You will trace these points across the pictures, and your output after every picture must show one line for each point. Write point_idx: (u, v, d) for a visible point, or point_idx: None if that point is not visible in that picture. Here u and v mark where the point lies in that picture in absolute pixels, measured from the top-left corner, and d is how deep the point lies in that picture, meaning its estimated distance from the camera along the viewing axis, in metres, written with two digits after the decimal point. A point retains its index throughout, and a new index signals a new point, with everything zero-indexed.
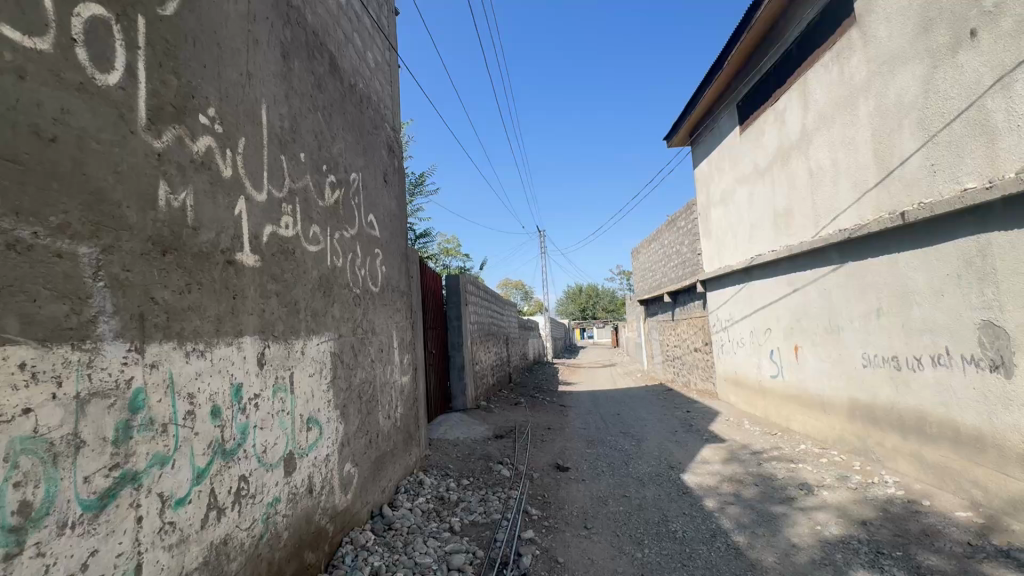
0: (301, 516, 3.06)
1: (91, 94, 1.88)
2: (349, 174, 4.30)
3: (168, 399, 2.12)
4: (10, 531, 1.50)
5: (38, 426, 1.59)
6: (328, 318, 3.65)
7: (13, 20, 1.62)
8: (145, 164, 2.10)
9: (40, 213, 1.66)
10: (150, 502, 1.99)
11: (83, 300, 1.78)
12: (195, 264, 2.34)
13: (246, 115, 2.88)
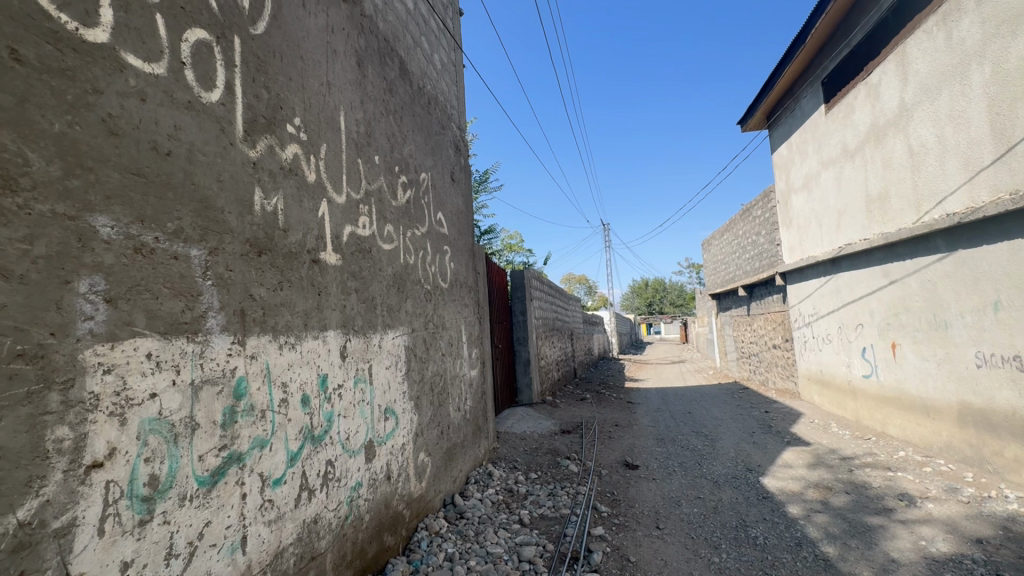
0: (380, 501, 3.23)
1: (197, 111, 2.08)
2: (419, 174, 4.45)
3: (265, 387, 2.31)
4: (143, 499, 1.70)
5: (162, 409, 1.79)
6: (402, 313, 3.81)
7: (135, 49, 1.83)
8: (242, 173, 2.30)
9: (160, 220, 1.86)
10: (252, 481, 2.18)
11: (195, 297, 1.97)
12: (285, 263, 2.52)
13: (327, 122, 3.06)
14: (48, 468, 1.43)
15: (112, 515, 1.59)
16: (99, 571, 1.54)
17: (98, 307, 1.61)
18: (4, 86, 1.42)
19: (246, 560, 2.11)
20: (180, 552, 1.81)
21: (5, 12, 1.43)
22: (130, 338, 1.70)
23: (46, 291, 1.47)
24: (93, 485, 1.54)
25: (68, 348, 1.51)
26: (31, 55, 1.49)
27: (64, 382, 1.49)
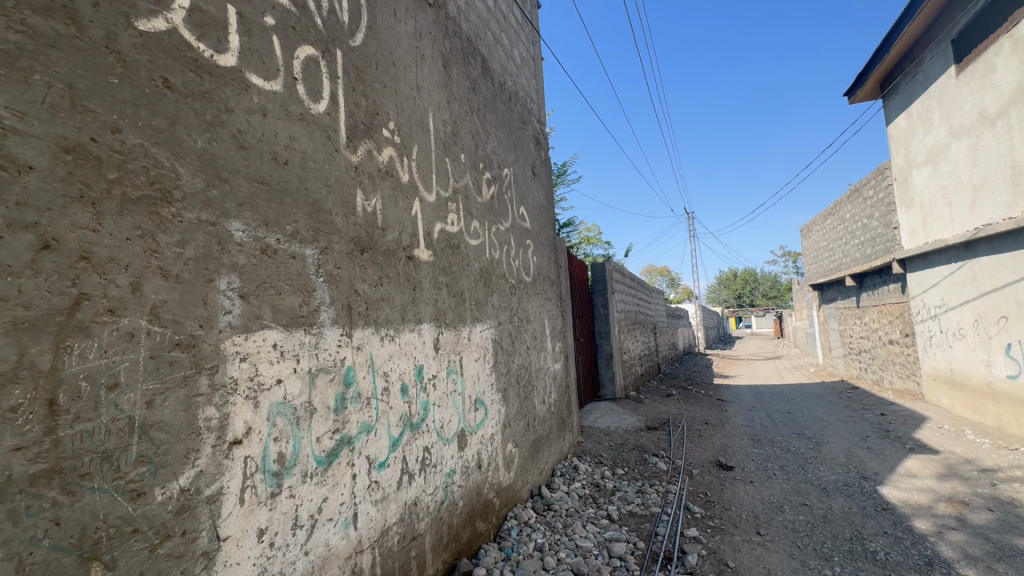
0: (472, 488, 3.34)
1: (307, 122, 2.26)
2: (502, 170, 4.52)
3: (370, 376, 2.47)
4: (273, 474, 1.90)
5: (286, 394, 1.99)
6: (489, 307, 3.90)
7: (257, 69, 2.02)
8: (346, 177, 2.46)
9: (280, 223, 2.05)
10: (361, 462, 2.35)
11: (309, 293, 2.16)
12: (384, 260, 2.68)
13: (417, 124, 3.19)
14: (201, 442, 1.64)
15: (249, 486, 1.79)
16: (241, 535, 1.75)
17: (234, 302, 1.81)
18: (159, 112, 1.63)
19: (357, 536, 2.28)
20: (303, 524, 2.00)
21: (158, 46, 1.64)
22: (260, 330, 1.90)
23: (195, 288, 1.67)
24: (234, 459, 1.74)
25: (212, 338, 1.71)
26: (178, 82, 1.70)
27: (210, 368, 1.69)
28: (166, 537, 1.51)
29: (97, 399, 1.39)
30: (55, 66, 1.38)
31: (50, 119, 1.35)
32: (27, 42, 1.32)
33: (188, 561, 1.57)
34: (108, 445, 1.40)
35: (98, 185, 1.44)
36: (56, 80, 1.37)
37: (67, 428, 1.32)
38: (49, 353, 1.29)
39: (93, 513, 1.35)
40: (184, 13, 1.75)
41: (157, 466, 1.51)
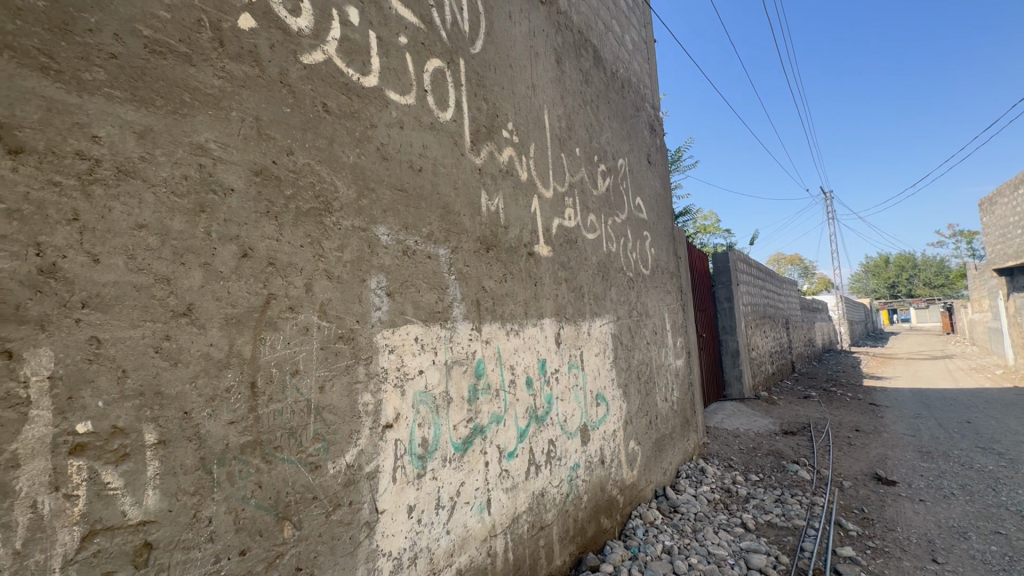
0: (596, 484, 3.32)
1: (437, 130, 2.41)
2: (617, 160, 4.41)
3: (498, 368, 2.57)
4: (418, 457, 2.07)
5: (427, 384, 2.15)
6: (608, 301, 3.83)
7: (394, 86, 2.21)
8: (471, 179, 2.59)
9: (418, 226, 2.22)
10: (492, 451, 2.46)
11: (443, 290, 2.31)
12: (507, 257, 2.77)
13: (534, 122, 3.24)
14: (360, 424, 1.84)
15: (400, 466, 1.98)
16: (394, 510, 1.93)
17: (383, 300, 2.00)
18: (320, 133, 1.86)
19: (491, 520, 2.40)
20: (445, 504, 2.15)
21: (318, 77, 1.87)
22: (404, 324, 2.08)
23: (353, 288, 1.89)
24: (387, 441, 1.93)
25: (367, 332, 1.91)
26: (334, 105, 1.93)
27: (366, 358, 1.90)
28: (337, 506, 1.73)
29: (284, 383, 1.62)
30: (246, 102, 1.63)
31: (244, 147, 1.61)
32: (226, 85, 1.59)
33: (354, 528, 1.77)
34: (293, 423, 1.63)
35: (279, 200, 1.68)
36: (248, 114, 1.63)
37: (264, 407, 1.56)
38: (251, 344, 1.54)
39: (284, 480, 1.59)
40: (336, 44, 1.96)
41: (329, 443, 1.73)
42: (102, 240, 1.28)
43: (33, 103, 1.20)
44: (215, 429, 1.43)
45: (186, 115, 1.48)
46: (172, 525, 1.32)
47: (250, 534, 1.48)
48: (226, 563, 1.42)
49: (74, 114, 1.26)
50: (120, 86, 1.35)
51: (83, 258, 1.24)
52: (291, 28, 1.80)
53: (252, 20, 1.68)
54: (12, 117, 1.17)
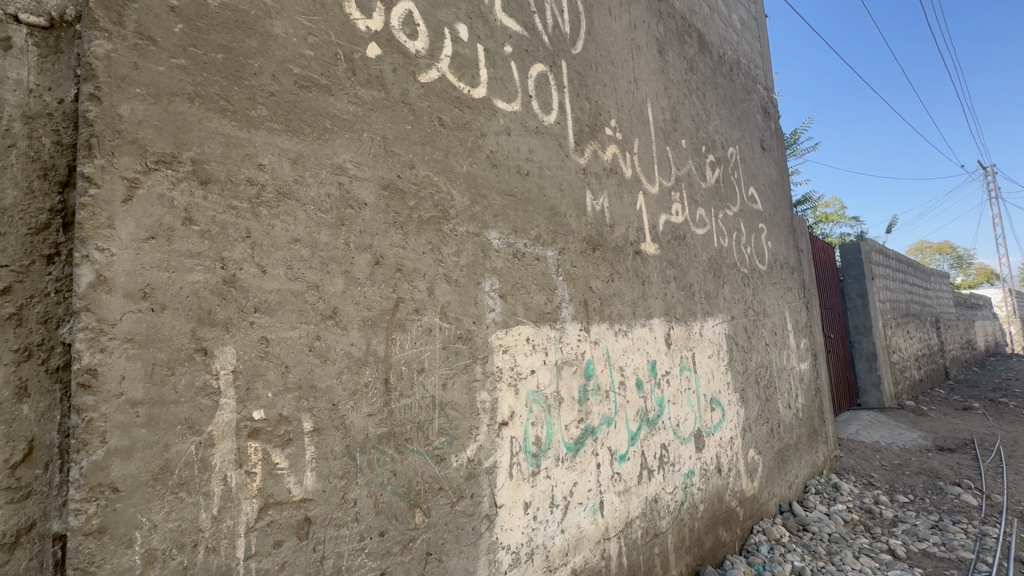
0: (713, 494, 3.14)
1: (542, 134, 2.45)
2: (727, 149, 4.13)
3: (607, 369, 2.54)
4: (533, 455, 2.11)
5: (539, 383, 2.19)
6: (721, 300, 3.60)
7: (501, 95, 2.28)
8: (576, 179, 2.59)
9: (526, 229, 2.27)
10: (604, 453, 2.43)
11: (552, 291, 2.33)
12: (614, 256, 2.72)
13: (637, 116, 3.15)
14: (479, 421, 1.93)
15: (515, 463, 2.03)
16: (512, 505, 1.99)
17: (496, 301, 2.07)
18: (437, 146, 1.98)
19: (605, 523, 2.37)
20: (559, 503, 2.17)
21: (434, 93, 2.00)
22: (516, 325, 2.14)
23: (469, 290, 1.98)
24: (503, 438, 2.00)
25: (482, 332, 2.00)
26: (448, 119, 2.04)
27: (482, 358, 1.98)
28: (460, 497, 1.82)
29: (412, 380, 1.75)
30: (375, 123, 1.79)
31: (375, 164, 1.77)
32: (359, 109, 1.76)
33: (476, 520, 1.86)
34: (421, 417, 1.76)
35: (404, 211, 1.82)
36: (377, 134, 1.79)
37: (396, 401, 1.70)
38: (385, 343, 1.69)
39: (415, 469, 1.71)
40: (449, 60, 2.08)
41: (452, 437, 1.83)
42: (268, 254, 1.48)
43: (215, 141, 1.43)
44: (357, 420, 1.59)
45: (328, 140, 1.66)
46: (326, 504, 1.49)
47: (387, 518, 1.62)
48: (369, 542, 1.57)
49: (245, 147, 1.48)
50: (277, 119, 1.55)
51: (254, 269, 1.45)
52: (410, 51, 1.94)
53: (378, 49, 1.84)
54: (202, 153, 1.40)
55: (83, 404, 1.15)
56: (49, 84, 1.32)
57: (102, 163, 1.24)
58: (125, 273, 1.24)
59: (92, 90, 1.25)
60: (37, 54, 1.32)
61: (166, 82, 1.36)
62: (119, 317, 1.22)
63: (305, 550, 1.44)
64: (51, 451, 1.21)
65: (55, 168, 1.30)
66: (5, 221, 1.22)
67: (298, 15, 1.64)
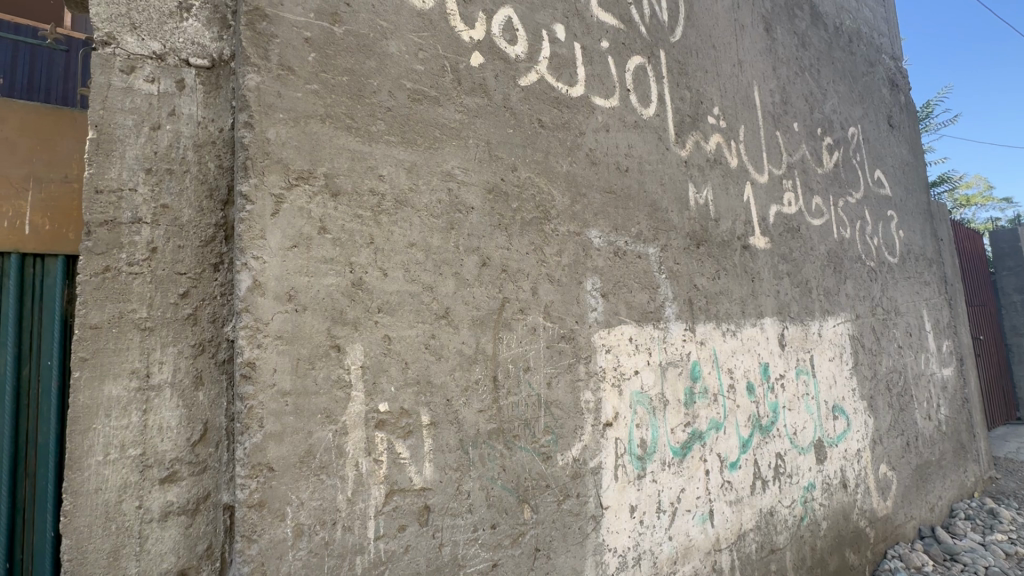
0: (838, 511, 2.84)
1: (641, 128, 2.37)
2: (847, 130, 3.72)
3: (715, 371, 2.41)
4: (638, 458, 2.06)
5: (643, 384, 2.13)
6: (843, 297, 3.25)
7: (599, 91, 2.25)
8: (678, 173, 2.48)
9: (627, 226, 2.22)
10: (713, 460, 2.31)
11: (654, 290, 2.26)
12: (720, 252, 2.57)
13: (743, 101, 2.94)
14: (583, 420, 1.92)
15: (620, 465, 2.00)
16: (618, 508, 1.96)
17: (598, 301, 2.05)
18: (538, 147, 2.00)
19: (715, 533, 2.25)
20: (666, 509, 2.10)
21: (534, 96, 2.02)
22: (618, 325, 2.10)
23: (571, 290, 1.98)
24: (607, 439, 1.97)
25: (585, 332, 1.99)
26: (548, 119, 2.06)
27: (585, 358, 1.97)
28: (567, 496, 1.83)
29: (519, 378, 1.79)
30: (480, 129, 1.86)
31: (480, 169, 1.83)
32: (464, 117, 1.83)
33: (582, 520, 1.86)
34: (527, 414, 1.79)
35: (508, 213, 1.87)
36: (481, 140, 1.86)
37: (504, 398, 1.74)
38: (492, 342, 1.75)
39: (523, 466, 1.75)
40: (547, 61, 2.09)
41: (557, 436, 1.84)
42: (389, 258, 1.60)
43: (343, 156, 1.57)
44: (469, 415, 1.66)
45: (438, 149, 1.75)
46: (443, 494, 1.57)
47: (498, 511, 1.67)
48: (482, 533, 1.63)
49: (368, 160, 1.61)
50: (394, 132, 1.67)
51: (377, 272, 1.57)
52: (510, 56, 1.98)
53: (480, 57, 1.90)
54: (332, 168, 1.54)
55: (246, 393, 1.32)
56: (212, 116, 1.53)
57: (254, 182, 1.41)
58: (274, 278, 1.41)
59: (246, 118, 1.43)
60: (203, 91, 1.53)
61: (303, 106, 1.52)
62: (271, 316, 1.38)
63: (425, 536, 1.53)
64: (220, 432, 1.41)
65: (218, 188, 1.51)
66: (183, 235, 1.44)
67: (410, 34, 1.74)
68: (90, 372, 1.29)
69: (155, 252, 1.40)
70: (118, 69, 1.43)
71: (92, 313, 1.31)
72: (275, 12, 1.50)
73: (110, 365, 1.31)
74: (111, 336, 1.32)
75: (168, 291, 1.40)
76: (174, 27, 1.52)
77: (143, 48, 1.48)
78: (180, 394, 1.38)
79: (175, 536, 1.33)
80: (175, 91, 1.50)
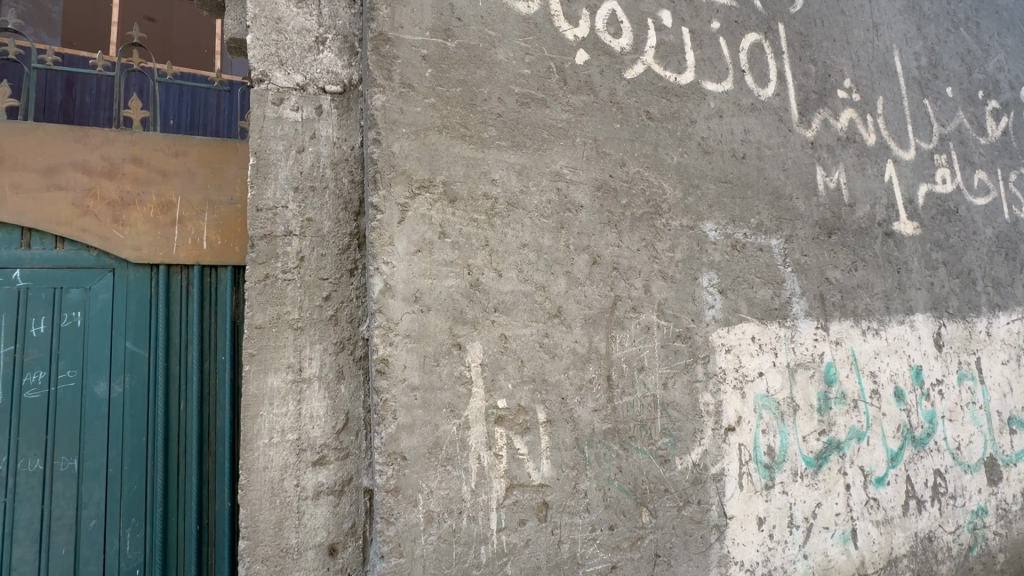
0: (1018, 542, 2.40)
1: (759, 110, 2.19)
2: (1018, 89, 3.11)
3: (854, 374, 2.15)
4: (765, 466, 1.90)
5: (769, 387, 1.97)
6: (1018, 288, 2.73)
7: (710, 75, 2.12)
8: (803, 156, 2.26)
9: (745, 217, 2.07)
10: (855, 473, 2.06)
11: (779, 284, 2.07)
12: (856, 241, 2.29)
13: (880, 69, 2.59)
14: (703, 424, 1.82)
15: (745, 473, 1.86)
16: (744, 519, 1.83)
17: (715, 297, 1.94)
18: (646, 140, 1.94)
19: (859, 555, 2.01)
20: (799, 524, 1.92)
21: (641, 88, 1.96)
22: (739, 323, 1.96)
23: (686, 286, 1.89)
24: (730, 445, 1.85)
25: (702, 330, 1.88)
26: (656, 111, 1.98)
27: (704, 357, 1.87)
28: (687, 502, 1.75)
29: (633, 378, 1.75)
30: (587, 127, 1.84)
31: (588, 167, 1.82)
32: (571, 116, 1.83)
33: (705, 529, 1.76)
34: (643, 415, 1.74)
35: (617, 210, 1.83)
36: (589, 138, 1.84)
37: (619, 398, 1.71)
38: (605, 341, 1.73)
39: (640, 468, 1.70)
40: (653, 51, 2.02)
41: (675, 438, 1.77)
42: (503, 259, 1.65)
43: (459, 163, 1.64)
44: (584, 414, 1.66)
45: (547, 149, 1.77)
46: (560, 491, 1.58)
47: (615, 513, 1.65)
48: (600, 533, 1.62)
49: (481, 166, 1.67)
50: (504, 137, 1.72)
51: (492, 273, 1.62)
52: (615, 49, 1.95)
53: (585, 54, 1.89)
54: (450, 176, 1.63)
55: (382, 387, 1.44)
56: (345, 136, 1.70)
57: (383, 193, 1.54)
58: (402, 281, 1.52)
59: (375, 136, 1.56)
60: (337, 114, 1.70)
61: (422, 119, 1.62)
62: (401, 317, 1.50)
63: (545, 531, 1.55)
64: (360, 422, 1.56)
65: (352, 201, 1.67)
66: (325, 245, 1.61)
67: (516, 39, 1.79)
68: (257, 365, 1.49)
69: (303, 260, 1.58)
70: (270, 102, 1.64)
71: (257, 315, 1.51)
72: (396, 35, 1.63)
73: (271, 360, 1.51)
74: (271, 334, 1.52)
75: (314, 295, 1.58)
76: (312, 59, 1.71)
77: (289, 81, 1.67)
78: (327, 386, 1.54)
79: (325, 513, 1.49)
80: (314, 116, 1.68)
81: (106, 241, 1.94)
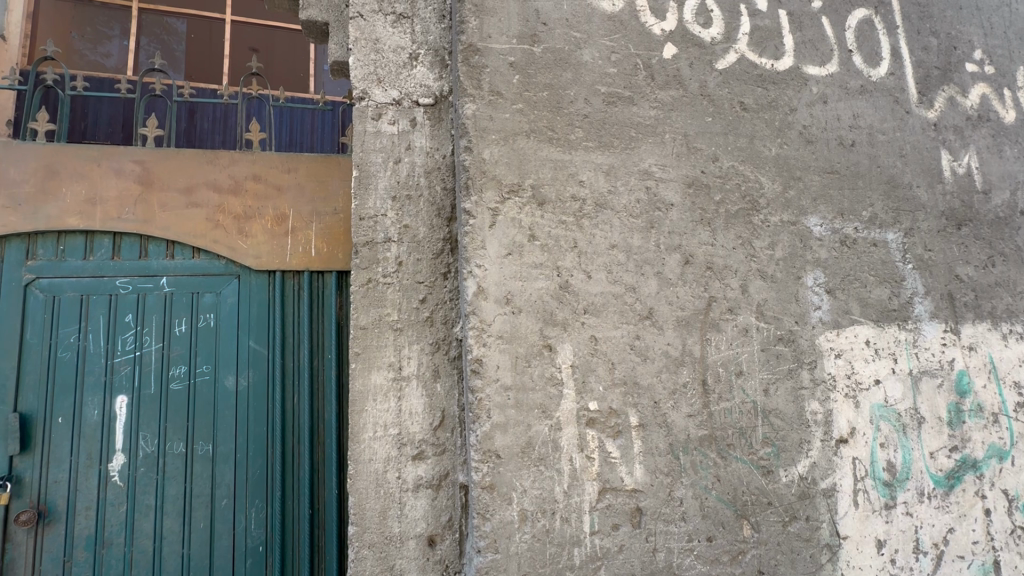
0: None
1: (870, 92, 2.00)
2: None
3: (993, 385, 1.89)
4: (885, 484, 1.73)
5: (887, 397, 1.78)
6: None
7: (812, 58, 1.97)
8: (924, 139, 2.02)
9: (856, 210, 1.89)
10: (996, 497, 1.81)
11: (897, 283, 1.88)
12: (992, 233, 2.02)
13: (1020, 35, 2.26)
14: (810, 434, 1.69)
15: (861, 490, 1.70)
16: (860, 540, 1.67)
17: (822, 298, 1.79)
18: (741, 133, 1.84)
19: None
20: (927, 550, 1.72)
21: (734, 77, 1.87)
22: (850, 326, 1.80)
23: (788, 286, 1.77)
24: (843, 458, 1.70)
25: (808, 333, 1.75)
26: (751, 101, 1.87)
27: (810, 363, 1.73)
28: (793, 518, 1.63)
29: (731, 383, 1.66)
30: (676, 122, 1.79)
31: (678, 164, 1.76)
32: (660, 112, 1.78)
33: (814, 547, 1.63)
34: (742, 423, 1.65)
35: (711, 207, 1.76)
36: (678, 133, 1.78)
37: (715, 404, 1.64)
38: (699, 343, 1.66)
39: (740, 478, 1.61)
40: (747, 37, 1.91)
41: (779, 449, 1.66)
42: (592, 260, 1.64)
43: (547, 166, 1.66)
44: (678, 420, 1.60)
45: (635, 148, 1.74)
46: (654, 498, 1.54)
47: (714, 524, 1.57)
48: (698, 544, 1.55)
49: (569, 168, 1.68)
50: (592, 138, 1.71)
51: (582, 275, 1.62)
52: (705, 40, 1.87)
53: (673, 47, 1.83)
54: (538, 180, 1.65)
55: (476, 386, 1.50)
56: (437, 146, 1.78)
57: (475, 199, 1.59)
58: (494, 284, 1.56)
59: (466, 143, 1.62)
60: (430, 125, 1.79)
61: (510, 125, 1.66)
62: (493, 318, 1.54)
63: (639, 538, 1.52)
64: (454, 419, 1.62)
65: (444, 208, 1.74)
66: (420, 250, 1.70)
67: (602, 39, 1.77)
68: (362, 363, 1.60)
69: (401, 265, 1.68)
70: (370, 117, 1.75)
71: (361, 316, 1.63)
72: (485, 45, 1.68)
73: (373, 358, 1.61)
74: (374, 335, 1.63)
75: (411, 298, 1.66)
76: (407, 74, 1.81)
77: (387, 97, 1.78)
78: (424, 385, 1.62)
79: (424, 505, 1.57)
80: (409, 128, 1.77)
81: (235, 250, 2.27)
